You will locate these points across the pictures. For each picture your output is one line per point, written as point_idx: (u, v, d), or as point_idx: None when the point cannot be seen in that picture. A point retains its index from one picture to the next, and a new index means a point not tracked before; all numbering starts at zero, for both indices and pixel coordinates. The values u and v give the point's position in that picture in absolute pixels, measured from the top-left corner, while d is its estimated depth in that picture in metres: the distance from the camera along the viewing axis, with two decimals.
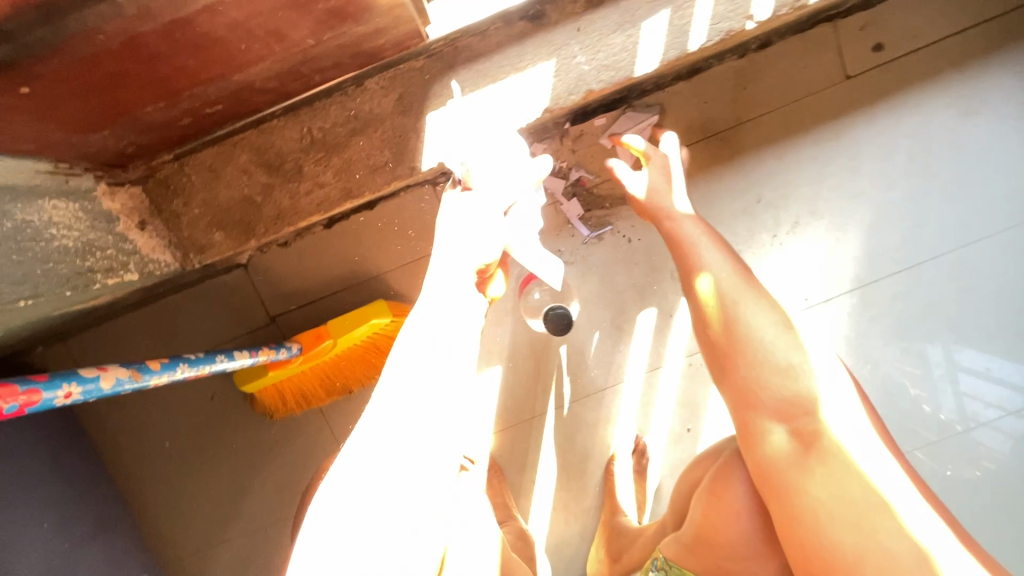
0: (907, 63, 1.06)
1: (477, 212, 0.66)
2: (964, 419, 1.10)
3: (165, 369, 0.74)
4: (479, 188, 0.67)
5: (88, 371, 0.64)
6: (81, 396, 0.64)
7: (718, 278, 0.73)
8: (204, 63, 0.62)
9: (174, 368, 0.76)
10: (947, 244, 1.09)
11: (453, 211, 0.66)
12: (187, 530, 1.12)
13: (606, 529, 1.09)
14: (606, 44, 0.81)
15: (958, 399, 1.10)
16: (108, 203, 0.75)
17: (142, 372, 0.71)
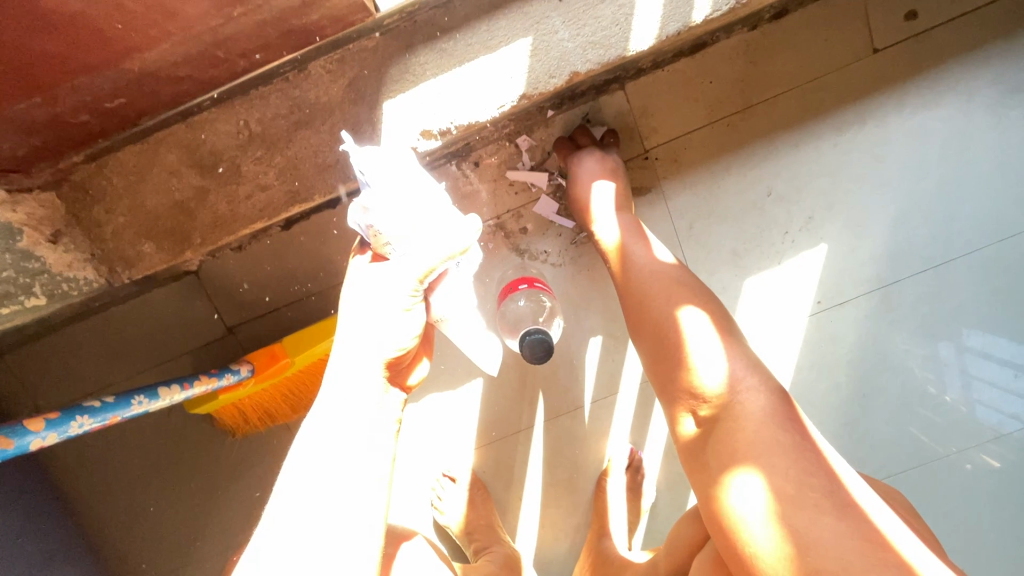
0: (944, 33, 0.92)
1: (388, 307, 0.60)
2: (970, 403, 1.00)
3: (50, 428, 0.64)
4: (387, 276, 0.60)
5: None
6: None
7: (663, 286, 0.74)
8: (73, 48, 0.52)
9: (66, 424, 0.65)
10: (981, 239, 0.97)
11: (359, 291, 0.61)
12: (149, 554, 1.05)
13: (594, 552, 1.00)
14: (593, 16, 0.68)
15: (965, 384, 1.00)
16: (6, 214, 0.64)
17: (14, 437, 0.61)
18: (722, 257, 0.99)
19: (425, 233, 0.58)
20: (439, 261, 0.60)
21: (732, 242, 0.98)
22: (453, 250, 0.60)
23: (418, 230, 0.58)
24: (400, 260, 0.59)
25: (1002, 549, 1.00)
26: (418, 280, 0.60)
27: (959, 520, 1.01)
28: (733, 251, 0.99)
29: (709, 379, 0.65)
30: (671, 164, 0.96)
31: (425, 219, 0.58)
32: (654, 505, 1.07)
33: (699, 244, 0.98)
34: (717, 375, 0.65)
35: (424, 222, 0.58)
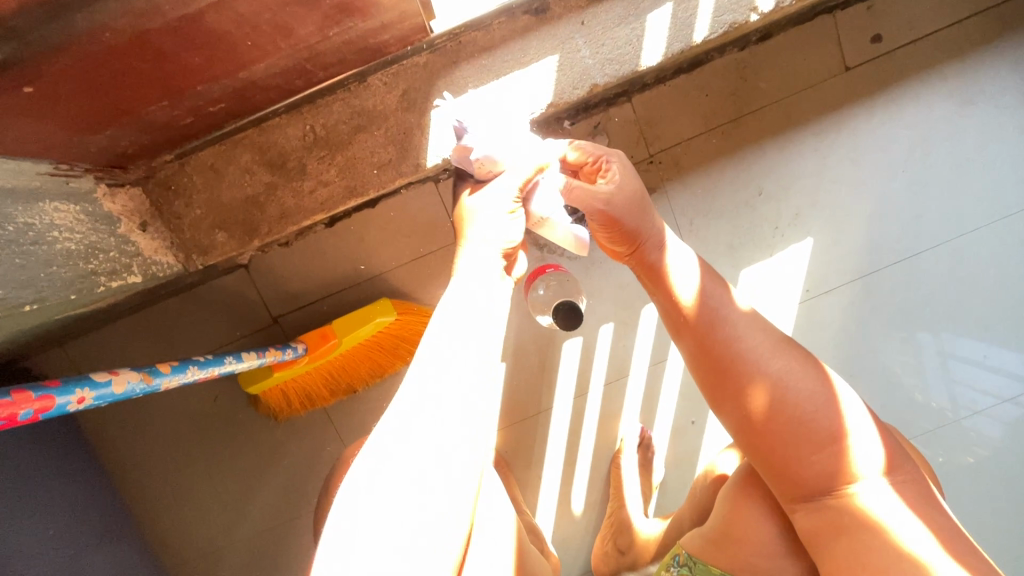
0: (906, 54, 1.07)
1: (499, 214, 0.67)
2: (954, 403, 1.12)
3: (174, 371, 0.73)
4: (489, 207, 0.67)
5: (99, 376, 0.63)
6: (94, 401, 0.63)
7: (748, 331, 0.67)
8: (211, 61, 0.61)
9: (183, 370, 0.75)
10: (946, 234, 1.10)
11: (471, 210, 0.68)
12: (192, 533, 1.11)
13: (613, 521, 1.09)
14: (610, 37, 0.81)
15: (949, 384, 1.12)
16: (108, 205, 0.74)
17: (153, 375, 0.70)
18: (719, 250, 1.11)
19: (523, 149, 0.68)
20: (533, 172, 0.68)
21: (727, 236, 1.10)
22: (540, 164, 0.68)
23: (511, 154, 0.68)
24: (503, 176, 0.68)
25: (975, 513, 1.11)
26: (518, 189, 0.67)
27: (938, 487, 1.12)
28: (729, 244, 1.10)
29: (821, 478, 0.65)
30: (672, 167, 1.08)
31: (517, 144, 0.69)
32: (663, 482, 1.17)
33: (698, 238, 1.10)
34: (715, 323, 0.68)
35: (518, 144, 0.69)
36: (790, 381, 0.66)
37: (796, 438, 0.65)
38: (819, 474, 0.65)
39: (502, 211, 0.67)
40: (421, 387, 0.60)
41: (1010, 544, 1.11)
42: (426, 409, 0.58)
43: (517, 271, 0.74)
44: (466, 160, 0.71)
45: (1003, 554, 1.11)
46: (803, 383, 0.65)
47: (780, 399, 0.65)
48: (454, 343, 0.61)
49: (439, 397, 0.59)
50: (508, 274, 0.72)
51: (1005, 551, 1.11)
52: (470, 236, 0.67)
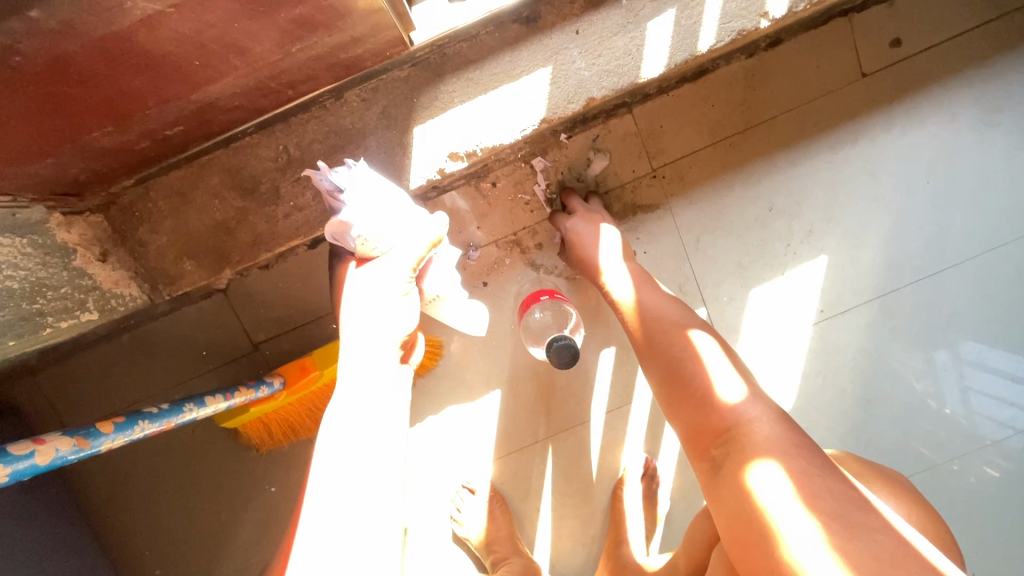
0: (927, 59, 0.99)
1: (386, 296, 0.64)
2: (976, 422, 1.04)
3: (119, 431, 0.67)
4: (379, 276, 0.65)
5: (18, 448, 0.58)
6: (9, 478, 0.58)
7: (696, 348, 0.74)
8: (158, 82, 0.56)
9: (130, 427, 0.68)
10: (971, 249, 1.03)
11: (356, 288, 0.65)
12: (169, 571, 1.05)
13: (612, 559, 1.02)
14: (607, 47, 0.74)
15: (967, 399, 1.04)
16: (63, 235, 0.68)
17: (89, 438, 0.64)
18: (727, 270, 1.04)
19: (409, 229, 0.65)
20: (425, 251, 0.65)
21: (736, 255, 1.03)
22: (428, 245, 0.66)
23: (396, 234, 0.65)
24: (389, 258, 0.65)
25: (1006, 548, 1.03)
26: (410, 270, 0.65)
27: (965, 521, 1.04)
28: (738, 263, 1.03)
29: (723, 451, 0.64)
30: (677, 182, 1.02)
31: (399, 223, 0.65)
32: (669, 514, 1.09)
33: (705, 257, 1.03)
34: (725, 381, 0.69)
35: (400, 225, 0.65)
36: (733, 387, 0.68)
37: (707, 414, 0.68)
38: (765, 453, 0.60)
39: (391, 293, 0.64)
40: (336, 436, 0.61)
41: None
42: (343, 458, 0.60)
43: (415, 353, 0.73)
44: (343, 235, 0.66)
45: None
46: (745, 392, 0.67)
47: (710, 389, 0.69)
48: (367, 394, 0.63)
49: (355, 444, 0.60)
50: (406, 361, 0.71)
51: None
52: (353, 316, 0.65)
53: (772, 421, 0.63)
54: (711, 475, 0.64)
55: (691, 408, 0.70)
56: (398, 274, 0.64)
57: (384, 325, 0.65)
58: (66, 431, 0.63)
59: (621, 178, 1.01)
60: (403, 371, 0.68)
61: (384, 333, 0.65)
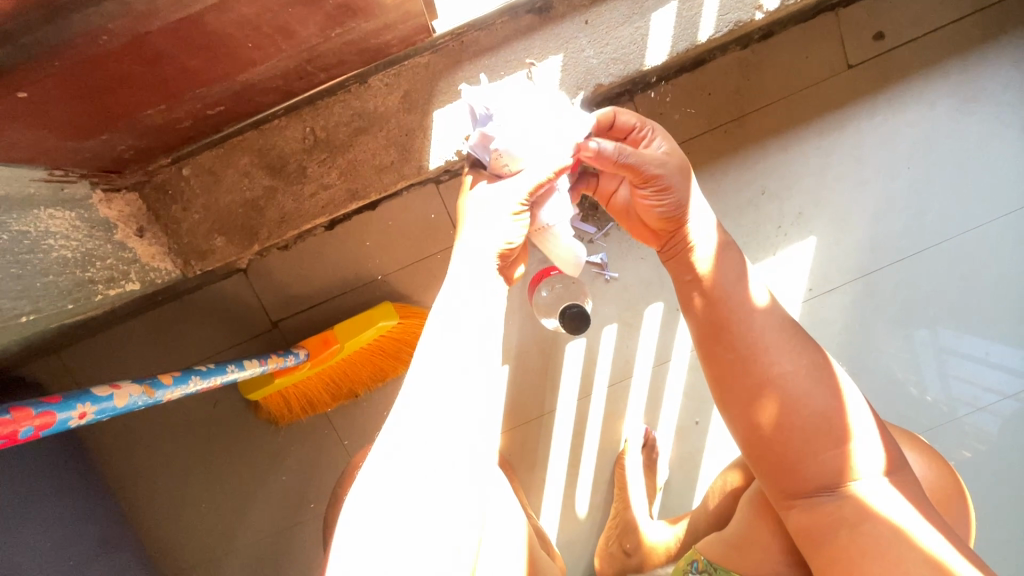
0: (908, 52, 1.06)
1: (499, 210, 0.63)
2: (955, 394, 1.12)
3: (177, 382, 0.72)
4: (500, 191, 0.64)
5: (101, 390, 0.63)
6: (95, 415, 0.62)
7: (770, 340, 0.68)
8: (211, 63, 0.60)
9: (186, 381, 0.73)
10: (949, 231, 1.10)
11: (477, 201, 0.65)
12: (190, 540, 1.09)
13: (619, 521, 1.07)
14: (614, 36, 0.80)
15: (945, 372, 1.12)
16: (105, 210, 0.72)
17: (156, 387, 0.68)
18: None
19: (541, 151, 0.63)
20: (545, 176, 0.63)
21: (730, 236, 1.10)
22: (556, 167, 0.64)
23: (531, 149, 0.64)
24: (517, 174, 0.64)
25: (977, 509, 1.11)
26: (527, 192, 0.64)
27: None
28: None
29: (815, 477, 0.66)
30: None
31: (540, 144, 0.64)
32: (668, 482, 1.16)
33: None
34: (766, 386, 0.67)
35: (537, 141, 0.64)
36: (815, 400, 0.66)
37: (800, 436, 0.66)
38: (831, 472, 0.66)
39: (502, 211, 0.63)
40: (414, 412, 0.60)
41: (1014, 539, 1.11)
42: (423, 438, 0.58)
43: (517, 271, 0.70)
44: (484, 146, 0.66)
45: (1002, 549, 1.11)
46: (826, 404, 0.66)
47: (797, 408, 0.66)
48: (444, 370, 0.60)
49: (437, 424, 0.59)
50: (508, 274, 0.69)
51: (1003, 545, 1.11)
52: (467, 235, 0.65)
53: (835, 432, 0.65)
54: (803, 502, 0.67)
55: (781, 435, 0.66)
56: (517, 190, 0.63)
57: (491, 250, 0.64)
58: (135, 380, 0.67)
59: None
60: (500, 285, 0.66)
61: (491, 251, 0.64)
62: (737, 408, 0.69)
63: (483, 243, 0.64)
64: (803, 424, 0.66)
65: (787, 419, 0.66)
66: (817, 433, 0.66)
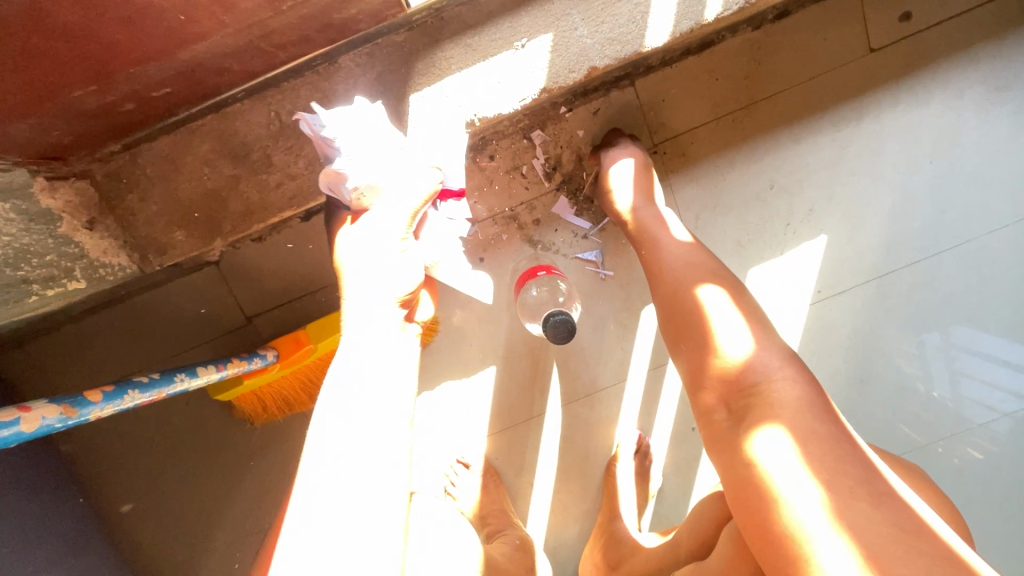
0: (935, 34, 0.97)
1: (385, 250, 0.61)
2: (971, 403, 1.05)
3: (107, 400, 0.66)
4: (376, 223, 0.62)
5: (7, 415, 0.57)
6: (1, 443, 0.56)
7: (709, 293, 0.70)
8: (141, 36, 0.53)
9: (120, 397, 0.67)
10: (971, 231, 1.02)
11: (355, 245, 0.62)
12: (163, 539, 1.06)
13: (604, 531, 1.03)
14: (610, 14, 0.72)
15: (960, 380, 1.05)
16: (48, 201, 0.65)
17: (77, 407, 0.63)
18: (727, 248, 1.03)
19: (400, 175, 0.64)
20: (421, 205, 0.64)
21: (735, 234, 1.02)
22: (425, 195, 0.65)
23: (391, 179, 0.63)
24: (387, 208, 0.63)
25: (990, 526, 1.05)
26: (408, 224, 0.63)
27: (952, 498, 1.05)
28: (737, 242, 1.02)
29: (740, 406, 0.62)
30: (678, 158, 1.00)
31: (397, 167, 0.64)
32: (661, 489, 1.10)
33: (704, 235, 1.02)
34: (738, 350, 0.65)
35: (394, 169, 0.63)
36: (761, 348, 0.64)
37: (732, 369, 0.64)
38: (746, 392, 0.62)
39: (389, 243, 0.61)
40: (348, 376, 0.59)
41: None
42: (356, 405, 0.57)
43: (420, 314, 0.69)
44: (340, 186, 0.64)
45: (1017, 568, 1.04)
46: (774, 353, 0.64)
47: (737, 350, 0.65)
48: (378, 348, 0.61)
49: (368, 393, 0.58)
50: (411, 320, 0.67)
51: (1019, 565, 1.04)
52: (356, 285, 0.61)
53: (769, 373, 0.62)
54: (727, 427, 0.63)
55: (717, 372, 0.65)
56: (397, 223, 0.62)
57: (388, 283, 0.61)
58: (52, 400, 0.61)
59: None
60: (407, 330, 0.65)
61: (387, 290, 0.61)
62: (697, 379, 0.68)
63: (380, 276, 0.61)
64: (732, 369, 0.64)
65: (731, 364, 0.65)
66: (751, 370, 0.63)
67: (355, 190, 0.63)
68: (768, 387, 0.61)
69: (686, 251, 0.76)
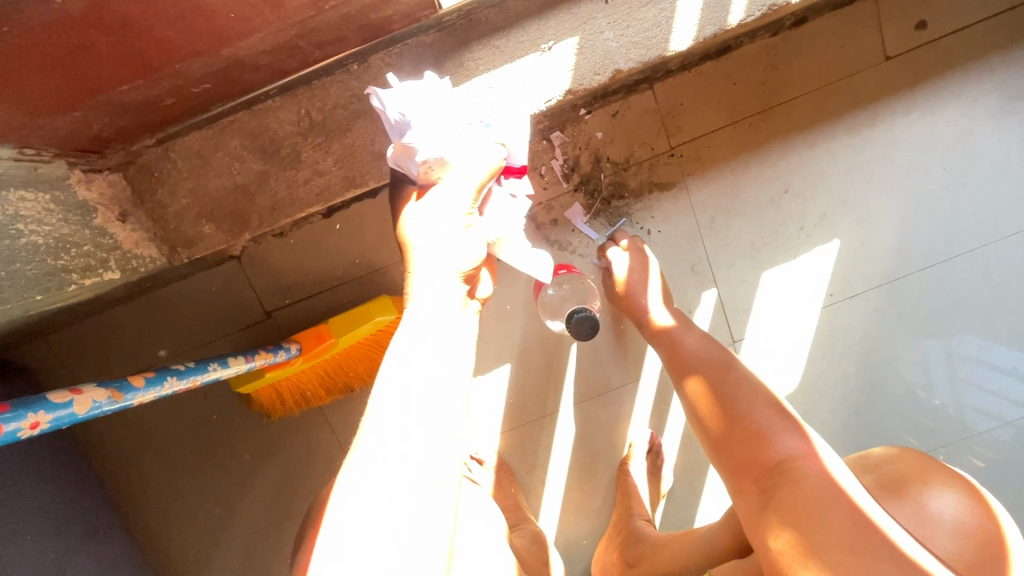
0: (950, 43, 0.99)
1: (449, 227, 0.60)
2: (979, 408, 1.06)
3: (149, 386, 0.67)
4: (442, 200, 0.60)
5: (59, 396, 0.58)
6: (50, 424, 0.57)
7: (713, 369, 0.81)
8: (188, 34, 0.55)
9: (160, 383, 0.68)
10: (983, 237, 1.03)
11: (420, 221, 0.60)
12: (179, 531, 1.07)
13: (618, 528, 1.04)
14: (636, 18, 0.73)
15: (970, 385, 1.06)
16: (84, 193, 0.68)
17: (123, 391, 0.64)
18: (741, 251, 1.04)
19: (467, 147, 0.62)
20: (485, 179, 0.62)
21: (750, 237, 1.04)
22: (490, 169, 0.63)
23: (458, 155, 0.61)
24: (453, 183, 0.61)
25: None
26: (472, 198, 0.61)
27: None
28: (751, 245, 1.04)
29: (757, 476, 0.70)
30: (694, 161, 1.01)
31: (460, 142, 0.62)
32: (671, 489, 1.11)
33: (719, 237, 1.03)
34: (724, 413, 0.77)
35: (460, 143, 0.62)
36: (768, 420, 0.73)
37: (742, 441, 0.73)
38: (761, 464, 0.70)
39: (454, 221, 0.60)
40: (403, 372, 0.56)
41: None
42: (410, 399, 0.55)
43: (480, 291, 0.68)
44: (408, 160, 0.61)
45: None
46: (779, 423, 0.72)
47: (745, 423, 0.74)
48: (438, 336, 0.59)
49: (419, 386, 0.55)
50: (472, 297, 0.66)
51: None
52: (423, 262, 0.60)
53: (775, 444, 0.70)
54: (758, 505, 0.68)
55: (728, 443, 0.75)
56: (462, 198, 0.60)
57: (450, 265, 0.60)
58: (100, 383, 0.62)
59: (638, 157, 1.01)
60: (468, 309, 0.64)
61: (449, 269, 0.60)
62: (708, 440, 0.79)
63: (444, 256, 0.60)
64: (756, 453, 0.71)
65: (742, 439, 0.74)
66: (757, 440, 0.72)
67: (424, 160, 0.60)
68: (794, 465, 0.67)
69: (693, 337, 0.86)
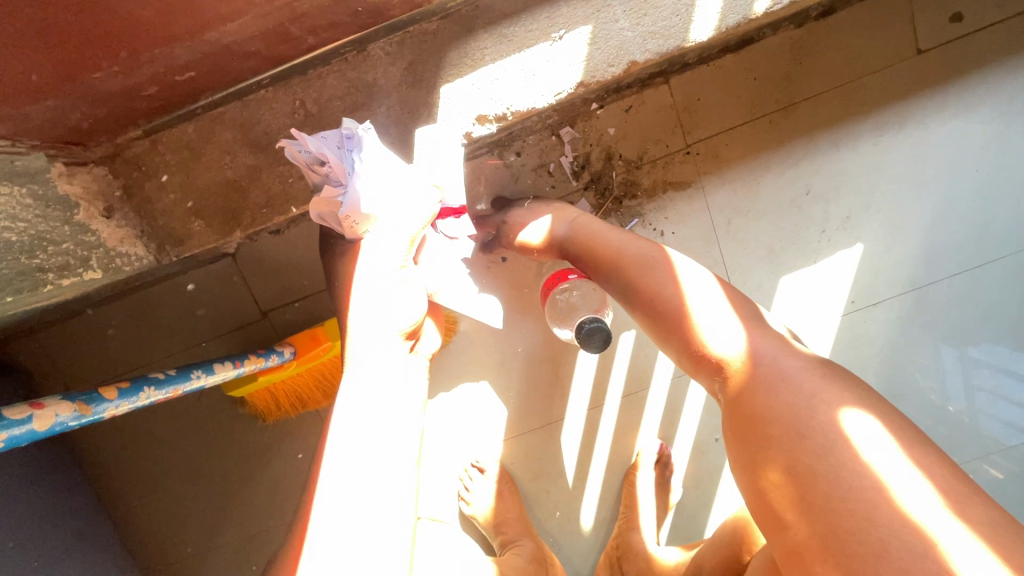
0: (986, 37, 0.93)
1: (385, 281, 0.59)
2: (1005, 423, 1.01)
3: (121, 397, 0.63)
4: (371, 254, 0.59)
5: (16, 413, 0.54)
6: (6, 442, 0.54)
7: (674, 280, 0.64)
8: (171, 15, 0.51)
9: (135, 394, 0.65)
10: (1017, 244, 0.98)
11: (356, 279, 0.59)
12: (170, 535, 1.04)
13: (623, 543, 0.99)
14: (654, 5, 0.68)
15: (997, 400, 1.00)
16: (65, 186, 0.64)
17: (90, 404, 0.60)
18: (758, 255, 0.99)
19: (397, 197, 0.60)
20: (420, 229, 0.60)
21: (767, 240, 0.98)
22: (425, 218, 0.61)
23: (387, 207, 0.60)
24: (383, 236, 0.60)
25: None
26: (407, 248, 0.60)
27: None
28: (769, 248, 0.99)
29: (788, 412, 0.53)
30: (711, 159, 0.96)
31: (392, 193, 0.60)
32: (681, 500, 1.07)
33: (735, 240, 0.98)
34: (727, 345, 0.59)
35: (393, 198, 0.60)
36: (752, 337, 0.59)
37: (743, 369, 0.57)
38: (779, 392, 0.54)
39: (386, 275, 0.58)
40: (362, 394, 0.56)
41: None
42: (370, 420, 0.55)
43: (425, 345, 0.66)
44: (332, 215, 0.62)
45: None
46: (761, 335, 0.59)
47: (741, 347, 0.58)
48: (390, 373, 0.58)
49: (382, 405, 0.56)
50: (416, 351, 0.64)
51: None
52: (359, 320, 0.58)
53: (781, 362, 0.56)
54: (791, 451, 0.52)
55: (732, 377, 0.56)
56: (396, 249, 0.59)
57: (392, 314, 0.58)
58: (65, 397, 0.59)
59: (651, 154, 0.96)
60: (414, 359, 0.62)
61: (386, 324, 0.58)
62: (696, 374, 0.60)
63: (379, 311, 0.58)
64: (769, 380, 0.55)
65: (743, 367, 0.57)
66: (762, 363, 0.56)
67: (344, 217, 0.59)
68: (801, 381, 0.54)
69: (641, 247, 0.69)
